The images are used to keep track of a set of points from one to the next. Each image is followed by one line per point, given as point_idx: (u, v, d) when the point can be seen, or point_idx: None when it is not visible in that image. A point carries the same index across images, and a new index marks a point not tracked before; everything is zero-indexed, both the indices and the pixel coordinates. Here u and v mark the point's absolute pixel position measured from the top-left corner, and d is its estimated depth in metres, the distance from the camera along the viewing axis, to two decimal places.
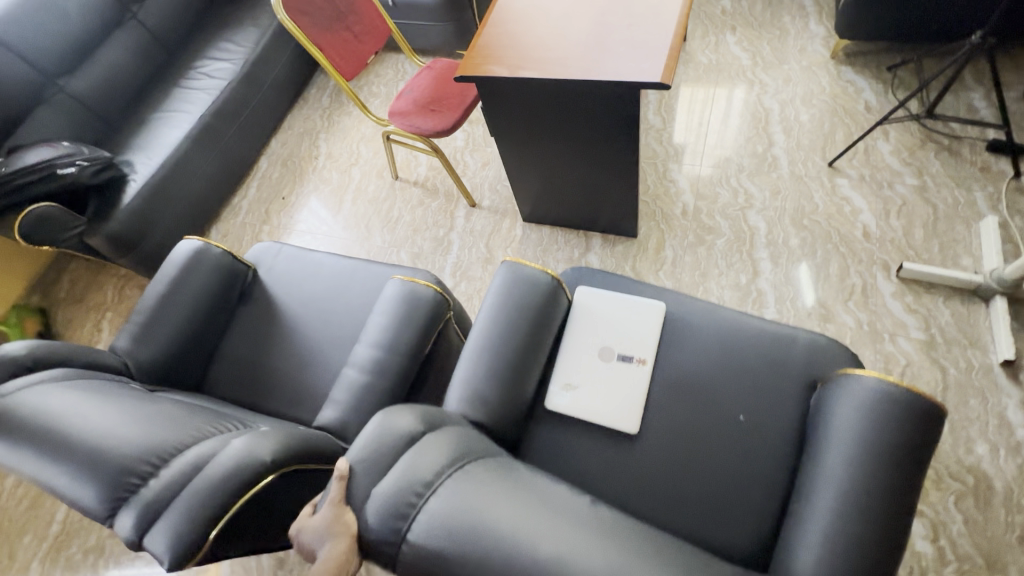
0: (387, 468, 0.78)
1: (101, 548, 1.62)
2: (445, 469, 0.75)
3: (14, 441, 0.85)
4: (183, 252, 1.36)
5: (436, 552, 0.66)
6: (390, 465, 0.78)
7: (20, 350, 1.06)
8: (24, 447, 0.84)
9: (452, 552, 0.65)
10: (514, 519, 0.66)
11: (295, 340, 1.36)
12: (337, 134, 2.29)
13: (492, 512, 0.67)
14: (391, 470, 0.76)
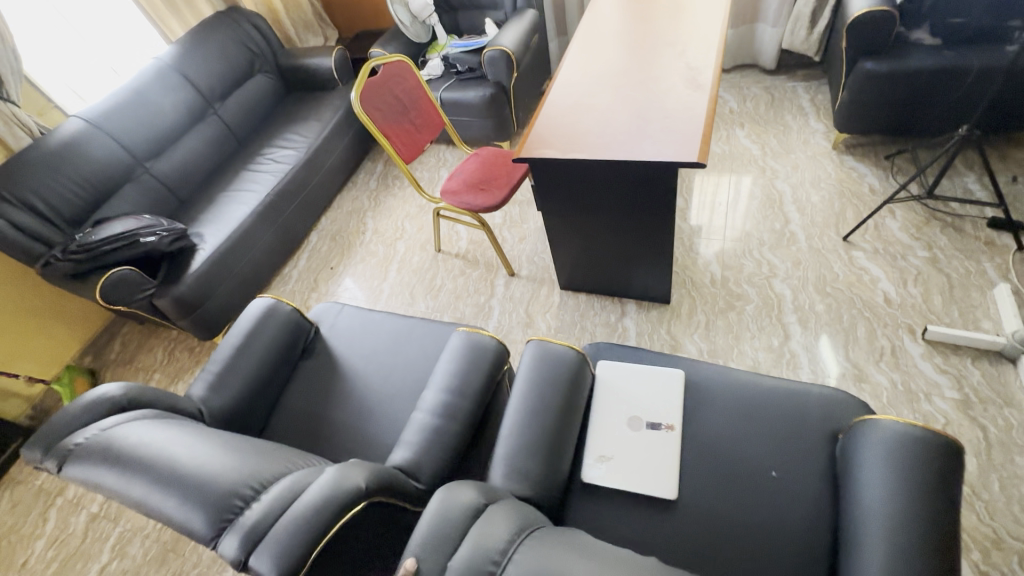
0: (456, 544, 0.76)
1: None
2: (515, 540, 0.74)
3: (120, 470, 0.91)
4: (257, 308, 1.47)
5: None
6: (457, 539, 0.77)
7: (120, 392, 1.16)
8: (129, 475, 0.89)
9: None
10: None
11: (353, 393, 1.43)
12: (384, 212, 2.50)
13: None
14: (461, 545, 0.75)
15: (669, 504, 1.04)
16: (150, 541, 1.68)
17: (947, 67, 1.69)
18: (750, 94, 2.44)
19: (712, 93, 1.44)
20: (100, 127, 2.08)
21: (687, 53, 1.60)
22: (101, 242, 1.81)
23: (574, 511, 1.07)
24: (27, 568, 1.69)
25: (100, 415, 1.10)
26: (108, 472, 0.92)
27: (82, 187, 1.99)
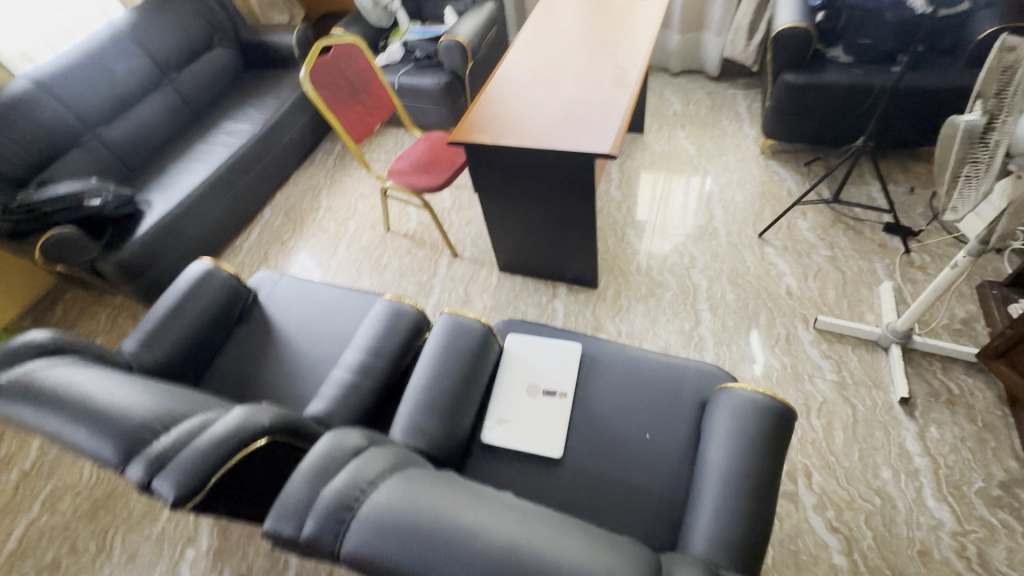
0: (334, 473, 0.83)
1: (56, 565, 1.59)
2: (387, 472, 0.82)
3: (38, 405, 0.97)
4: (195, 272, 1.53)
5: (374, 536, 0.71)
6: (335, 470, 0.83)
7: (50, 338, 1.22)
8: (44, 410, 0.96)
9: (389, 533, 0.70)
10: (440, 505, 0.73)
11: (286, 355, 1.50)
12: (339, 191, 2.56)
13: (427, 499, 0.74)
14: (337, 474, 0.82)
15: (558, 458, 1.16)
16: (81, 495, 1.72)
17: (858, 83, 1.85)
18: (693, 98, 2.58)
19: (634, 92, 1.56)
20: (49, 89, 2.08)
21: (619, 55, 1.71)
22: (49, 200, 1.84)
23: (473, 465, 1.18)
24: None
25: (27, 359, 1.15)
26: (27, 407, 0.98)
27: (27, 148, 2.00)
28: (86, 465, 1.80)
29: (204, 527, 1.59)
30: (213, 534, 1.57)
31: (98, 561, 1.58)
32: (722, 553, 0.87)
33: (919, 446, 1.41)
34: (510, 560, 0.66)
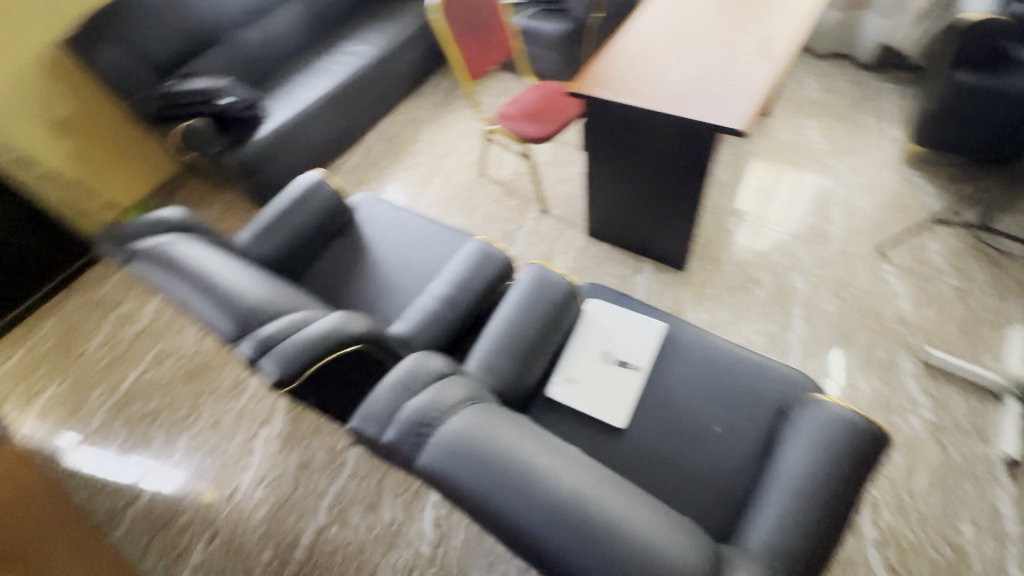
0: (416, 389, 0.88)
1: (156, 415, 1.83)
2: (466, 400, 0.86)
3: (170, 272, 1.08)
4: (305, 180, 1.62)
5: (450, 454, 0.75)
6: (418, 387, 0.88)
7: (184, 216, 1.36)
8: (176, 278, 1.07)
9: (465, 455, 0.75)
10: (514, 441, 0.76)
11: (374, 275, 1.57)
12: (441, 127, 2.58)
13: (503, 432, 0.78)
14: (420, 392, 0.87)
15: (620, 430, 1.16)
16: (180, 361, 1.95)
17: None
18: (835, 86, 2.33)
19: (781, 68, 1.42)
20: None
21: (772, 25, 1.56)
22: (191, 91, 2.01)
23: (536, 416, 1.21)
24: (85, 358, 2.01)
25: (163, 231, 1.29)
26: (161, 273, 1.10)
27: (176, 41, 2.15)
28: (188, 336, 2.02)
29: (278, 413, 1.76)
30: (286, 421, 1.73)
31: (188, 420, 1.79)
32: (777, 559, 0.84)
33: (1014, 511, 1.27)
34: (575, 510, 0.69)
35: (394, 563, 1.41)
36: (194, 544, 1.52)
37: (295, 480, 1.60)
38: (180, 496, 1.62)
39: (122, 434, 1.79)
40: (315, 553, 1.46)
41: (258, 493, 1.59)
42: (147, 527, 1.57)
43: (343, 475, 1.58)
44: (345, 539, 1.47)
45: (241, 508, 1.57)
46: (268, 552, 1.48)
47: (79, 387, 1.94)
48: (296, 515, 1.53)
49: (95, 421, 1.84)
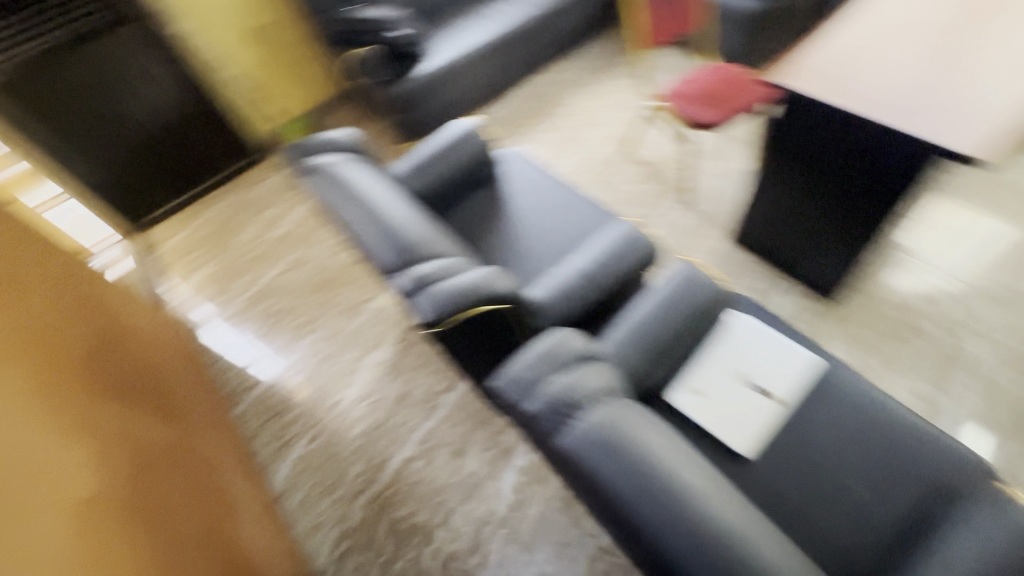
0: (560, 368, 0.85)
1: (283, 315, 2.00)
2: (610, 391, 0.82)
3: (344, 194, 1.14)
4: (462, 124, 1.62)
5: (594, 447, 0.73)
6: (562, 366, 0.85)
7: (354, 139, 1.42)
8: (346, 200, 1.12)
9: (611, 453, 0.72)
10: (661, 451, 0.73)
11: (508, 234, 1.56)
12: (592, 93, 2.46)
13: (650, 439, 0.74)
14: (564, 372, 0.84)
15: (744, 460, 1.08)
16: (311, 271, 2.10)
17: None
18: None
19: None
20: None
21: None
22: (370, 20, 2.08)
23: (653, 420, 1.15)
24: (235, 249, 2.25)
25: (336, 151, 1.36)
26: (335, 192, 1.16)
27: None
28: (320, 250, 2.16)
29: (387, 341, 1.84)
30: (392, 351, 1.82)
31: (308, 326, 1.94)
32: None
33: None
34: (722, 543, 0.66)
35: (469, 512, 1.46)
36: (298, 438, 1.67)
37: (391, 408, 1.69)
38: (293, 392, 1.78)
39: (254, 324, 1.99)
40: (400, 480, 1.54)
41: (357, 410, 1.70)
42: (263, 412, 1.74)
43: (437, 416, 1.64)
44: (427, 475, 1.53)
45: (342, 419, 1.69)
46: (359, 466, 1.58)
47: (226, 273, 2.17)
48: (388, 440, 1.62)
49: (235, 307, 2.05)
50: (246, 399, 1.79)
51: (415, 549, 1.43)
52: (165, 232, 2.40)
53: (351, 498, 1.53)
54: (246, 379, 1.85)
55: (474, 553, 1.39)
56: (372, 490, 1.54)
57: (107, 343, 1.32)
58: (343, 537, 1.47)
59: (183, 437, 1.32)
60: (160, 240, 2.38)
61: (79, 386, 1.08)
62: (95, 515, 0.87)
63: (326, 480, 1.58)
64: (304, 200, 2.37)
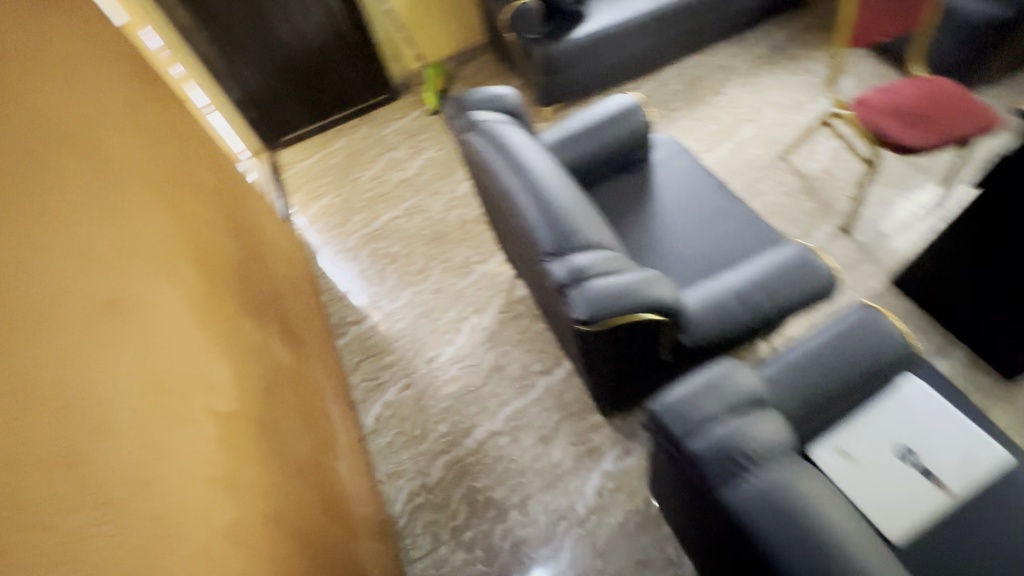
0: (729, 406, 0.75)
1: (394, 259, 2.02)
2: (788, 447, 0.71)
3: (504, 161, 1.06)
4: (621, 102, 1.51)
5: (769, 512, 0.62)
6: (732, 405, 0.76)
7: (516, 100, 1.31)
8: (508, 168, 1.05)
9: (790, 526, 0.60)
10: (853, 540, 0.60)
11: (650, 228, 1.44)
12: (754, 86, 2.22)
13: (839, 521, 0.62)
14: (734, 412, 0.75)
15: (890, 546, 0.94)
16: (426, 221, 2.10)
17: None
18: None
19: None
20: None
21: None
22: None
23: None
24: (358, 184, 2.29)
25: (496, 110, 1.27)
26: (495, 157, 1.08)
27: None
28: (438, 202, 2.15)
29: (491, 309, 1.81)
30: (494, 319, 1.79)
31: (415, 276, 1.95)
32: None
33: None
34: None
35: (547, 501, 1.42)
36: (391, 383, 1.71)
37: (485, 378, 1.66)
38: (392, 337, 1.81)
39: (366, 262, 2.03)
40: (483, 450, 1.53)
41: (451, 371, 1.70)
42: (363, 349, 1.79)
43: (529, 397, 1.60)
44: (511, 454, 1.51)
45: (435, 375, 1.70)
46: (445, 426, 1.59)
47: (348, 207, 2.22)
48: (476, 408, 1.60)
49: (350, 241, 2.11)
50: (348, 333, 1.85)
51: (487, 522, 1.42)
52: (295, 153, 2.50)
53: (432, 455, 1.55)
54: (351, 313, 1.90)
55: (546, 544, 1.36)
56: (454, 454, 1.54)
57: (249, 256, 1.39)
58: (420, 490, 1.49)
59: (299, 360, 1.37)
60: (291, 161, 2.48)
61: (229, 296, 1.14)
62: (238, 426, 0.90)
63: (411, 431, 1.60)
64: (429, 148, 2.36)
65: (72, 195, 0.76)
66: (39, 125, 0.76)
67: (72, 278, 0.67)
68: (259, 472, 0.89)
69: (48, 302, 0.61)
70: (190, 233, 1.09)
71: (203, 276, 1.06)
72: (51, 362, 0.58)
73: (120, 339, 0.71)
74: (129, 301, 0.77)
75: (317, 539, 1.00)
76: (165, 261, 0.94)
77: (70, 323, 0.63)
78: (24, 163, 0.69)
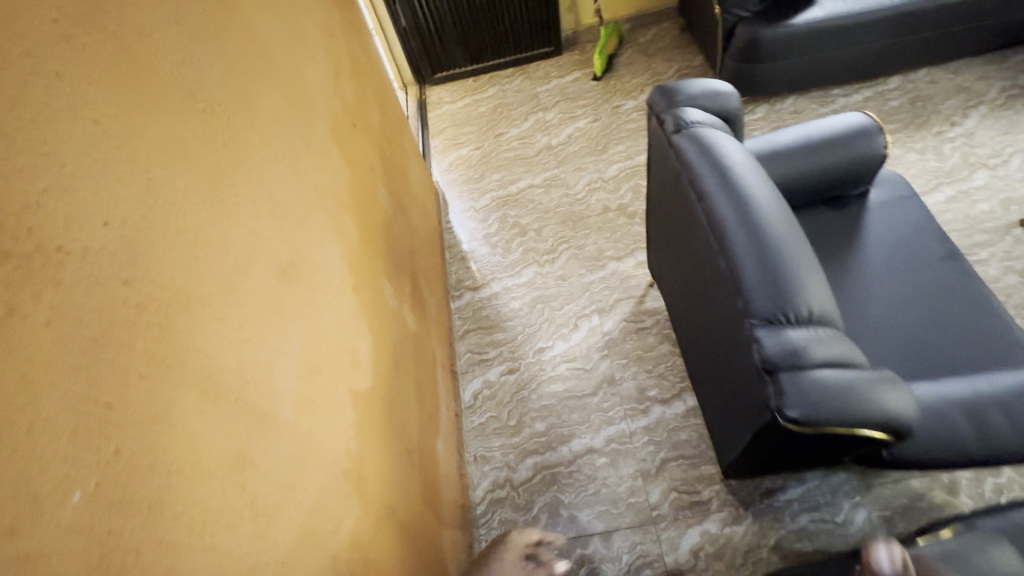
0: None
1: (523, 231, 1.90)
2: None
3: (720, 182, 0.87)
4: (850, 122, 1.24)
5: None
6: None
7: (736, 103, 1.07)
8: (725, 193, 0.86)
9: None
10: None
11: (847, 283, 1.19)
12: (1002, 123, 1.78)
13: None
14: None
15: None
16: (564, 199, 1.95)
17: None
18: None
19: None
20: None
21: None
22: None
23: None
24: (501, 141, 2.17)
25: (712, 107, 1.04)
26: (709, 173, 0.89)
27: None
28: (581, 180, 1.98)
29: (615, 313, 1.67)
30: (617, 326, 1.64)
31: (541, 256, 1.83)
32: None
33: None
34: None
35: (633, 542, 1.32)
36: (495, 363, 1.64)
37: (593, 387, 1.55)
38: (506, 314, 1.73)
39: (493, 227, 1.94)
40: (576, 464, 1.44)
41: (558, 368, 1.60)
42: (474, 319, 1.74)
43: (638, 424, 1.47)
44: (605, 478, 1.41)
45: (542, 368, 1.60)
46: (541, 425, 1.51)
47: (486, 163, 2.12)
48: (578, 416, 1.51)
49: (482, 201, 2.02)
50: (462, 297, 1.79)
51: (566, 541, 1.34)
52: (444, 94, 2.41)
53: (523, 451, 1.48)
54: (469, 277, 1.84)
55: None
56: (545, 457, 1.46)
57: (397, 206, 1.33)
58: (503, 483, 1.45)
59: (421, 326, 1.32)
60: (438, 101, 2.40)
61: (378, 254, 1.08)
62: (370, 411, 0.85)
63: (506, 419, 1.54)
64: (583, 116, 2.17)
65: (268, 139, 0.69)
66: (249, 53, 0.70)
67: (259, 240, 0.61)
68: (379, 464, 0.85)
69: (235, 270, 0.55)
70: (356, 184, 1.03)
71: (362, 234, 1.00)
72: (230, 343, 0.51)
73: (290, 313, 0.65)
74: (302, 266, 0.70)
75: (414, 530, 0.96)
76: (336, 217, 0.87)
77: (251, 296, 0.57)
78: (232, 101, 0.62)
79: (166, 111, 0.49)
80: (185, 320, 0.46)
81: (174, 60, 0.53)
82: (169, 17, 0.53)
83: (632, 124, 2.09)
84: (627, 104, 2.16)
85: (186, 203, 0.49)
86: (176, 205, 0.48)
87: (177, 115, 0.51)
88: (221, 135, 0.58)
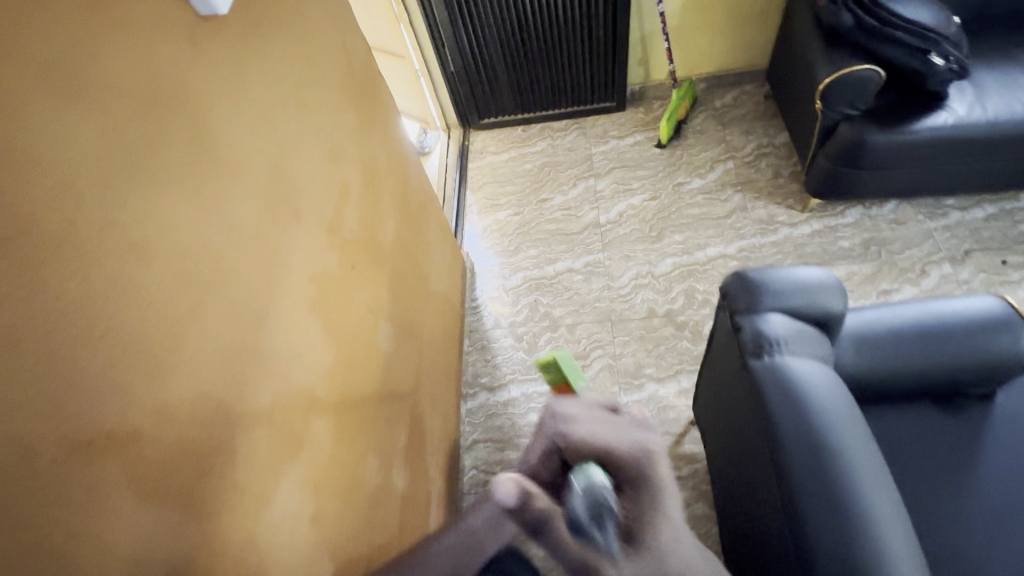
0: None
1: (553, 326, 1.68)
2: None
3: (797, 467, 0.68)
4: (980, 312, 0.98)
5: None
6: None
7: (838, 302, 0.82)
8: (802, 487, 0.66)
9: None
10: None
11: (959, 523, 0.93)
12: None
13: None
14: None
15: None
16: (606, 292, 1.71)
17: None
18: None
19: None
20: None
21: None
22: (916, 22, 1.28)
23: None
24: (544, 209, 1.94)
25: (804, 311, 0.80)
26: (783, 445, 0.70)
27: None
28: (628, 271, 1.74)
29: None
30: None
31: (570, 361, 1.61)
32: None
33: None
34: None
35: None
36: None
37: None
38: (522, 428, 1.53)
39: (522, 315, 1.72)
40: None
41: None
42: (486, 428, 1.54)
43: None
44: None
45: None
46: None
47: (525, 233, 1.90)
48: None
49: (513, 280, 1.80)
50: (476, 397, 1.60)
51: None
52: (489, 141, 2.20)
53: None
54: (487, 373, 1.64)
55: None
56: None
57: (403, 328, 1.14)
58: None
59: (416, 469, 1.14)
60: (482, 149, 2.18)
61: (363, 424, 0.89)
62: None
63: None
64: (639, 191, 1.91)
65: (220, 280, 0.61)
66: (169, 282, 0.53)
67: (180, 397, 0.53)
68: None
69: (139, 426, 0.48)
70: (337, 352, 0.84)
71: (336, 418, 0.82)
72: (91, 516, 0.43)
73: (192, 498, 0.53)
74: (216, 506, 0.56)
75: None
76: (292, 434, 0.70)
77: (140, 494, 0.47)
78: (187, 232, 0.56)
79: (73, 223, 0.44)
80: (36, 476, 0.39)
81: (102, 169, 0.48)
82: (120, 119, 0.50)
83: (694, 209, 1.81)
84: (693, 182, 1.88)
85: (84, 339, 0.44)
86: (65, 346, 0.42)
87: (93, 221, 0.46)
88: (154, 256, 0.52)
